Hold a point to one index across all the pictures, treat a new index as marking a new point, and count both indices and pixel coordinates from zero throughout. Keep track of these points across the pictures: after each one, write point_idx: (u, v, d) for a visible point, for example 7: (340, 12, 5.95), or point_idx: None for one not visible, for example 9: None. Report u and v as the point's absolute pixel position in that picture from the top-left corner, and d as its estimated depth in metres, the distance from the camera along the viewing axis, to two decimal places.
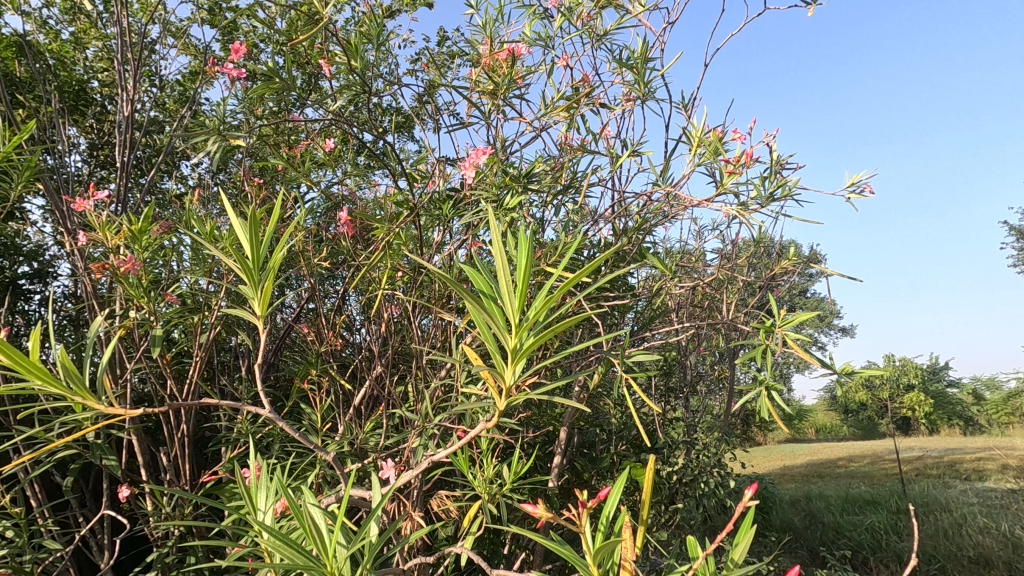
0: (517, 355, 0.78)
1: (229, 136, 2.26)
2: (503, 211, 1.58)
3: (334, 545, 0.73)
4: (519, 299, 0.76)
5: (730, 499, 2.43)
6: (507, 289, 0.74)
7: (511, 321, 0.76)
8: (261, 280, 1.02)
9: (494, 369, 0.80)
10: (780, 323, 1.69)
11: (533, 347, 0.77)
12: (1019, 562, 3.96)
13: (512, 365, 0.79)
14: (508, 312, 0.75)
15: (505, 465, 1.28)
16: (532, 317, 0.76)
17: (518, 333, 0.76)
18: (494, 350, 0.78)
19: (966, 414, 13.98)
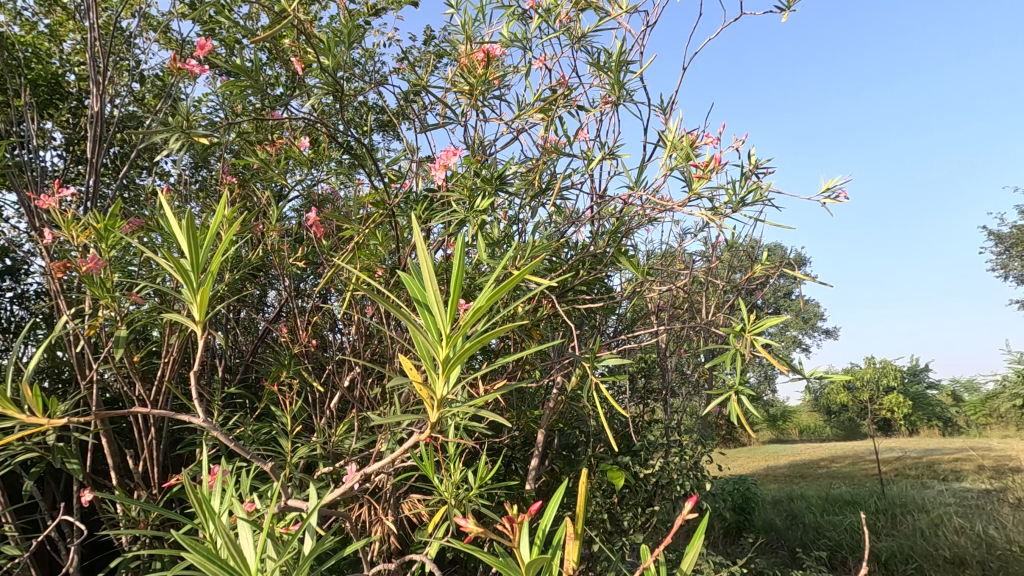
0: (448, 366, 0.75)
1: (189, 132, 2.21)
2: (477, 213, 1.57)
3: (257, 559, 0.70)
4: (450, 310, 0.72)
5: (706, 501, 2.45)
6: (436, 300, 0.71)
7: (441, 331, 0.73)
8: (200, 282, 1.02)
9: (426, 377, 0.78)
10: (749, 328, 1.72)
11: (463, 357, 0.74)
12: (992, 562, 4.02)
13: (443, 375, 0.76)
14: (438, 322, 0.72)
15: (472, 471, 1.25)
16: (462, 327, 0.73)
17: (447, 343, 0.74)
18: (425, 359, 0.76)
19: (945, 416, 14.24)
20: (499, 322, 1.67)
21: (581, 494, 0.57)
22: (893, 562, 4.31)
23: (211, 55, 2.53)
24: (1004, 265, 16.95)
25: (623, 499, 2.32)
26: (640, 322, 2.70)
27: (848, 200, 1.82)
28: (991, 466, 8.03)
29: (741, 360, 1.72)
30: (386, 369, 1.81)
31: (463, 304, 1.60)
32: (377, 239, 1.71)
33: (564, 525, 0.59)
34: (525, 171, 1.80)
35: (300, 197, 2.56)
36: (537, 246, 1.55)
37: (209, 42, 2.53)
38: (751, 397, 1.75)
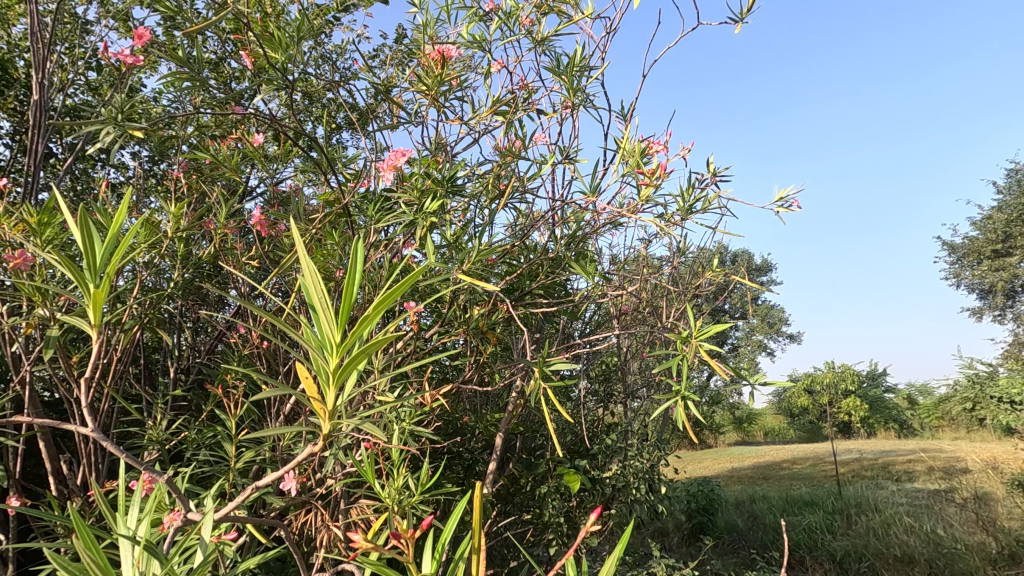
0: (338, 378, 0.67)
1: (126, 125, 2.07)
2: (428, 216, 1.55)
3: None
4: (340, 317, 0.64)
5: (662, 504, 2.48)
6: (322, 307, 0.63)
7: (330, 339, 0.65)
8: (99, 282, 0.90)
9: (317, 389, 0.70)
10: (697, 333, 1.81)
11: (354, 369, 0.66)
12: (940, 561, 4.13)
13: (335, 388, 0.69)
14: (323, 330, 0.64)
15: (415, 476, 1.21)
16: (346, 333, 0.64)
17: (331, 349, 0.65)
18: (311, 364, 0.68)
19: (900, 418, 14.78)
20: (455, 327, 1.65)
21: (474, 511, 0.53)
22: (847, 560, 4.46)
23: (148, 46, 2.44)
24: (956, 275, 17.71)
25: (580, 501, 2.36)
26: (603, 327, 2.72)
27: (799, 209, 1.87)
28: (942, 467, 8.37)
29: (688, 365, 1.79)
30: None
31: (416, 306, 1.57)
32: (333, 239, 1.67)
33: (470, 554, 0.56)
34: (483, 174, 1.79)
35: (261, 195, 2.51)
36: (488, 250, 1.55)
37: (146, 32, 2.44)
38: (698, 403, 1.78)
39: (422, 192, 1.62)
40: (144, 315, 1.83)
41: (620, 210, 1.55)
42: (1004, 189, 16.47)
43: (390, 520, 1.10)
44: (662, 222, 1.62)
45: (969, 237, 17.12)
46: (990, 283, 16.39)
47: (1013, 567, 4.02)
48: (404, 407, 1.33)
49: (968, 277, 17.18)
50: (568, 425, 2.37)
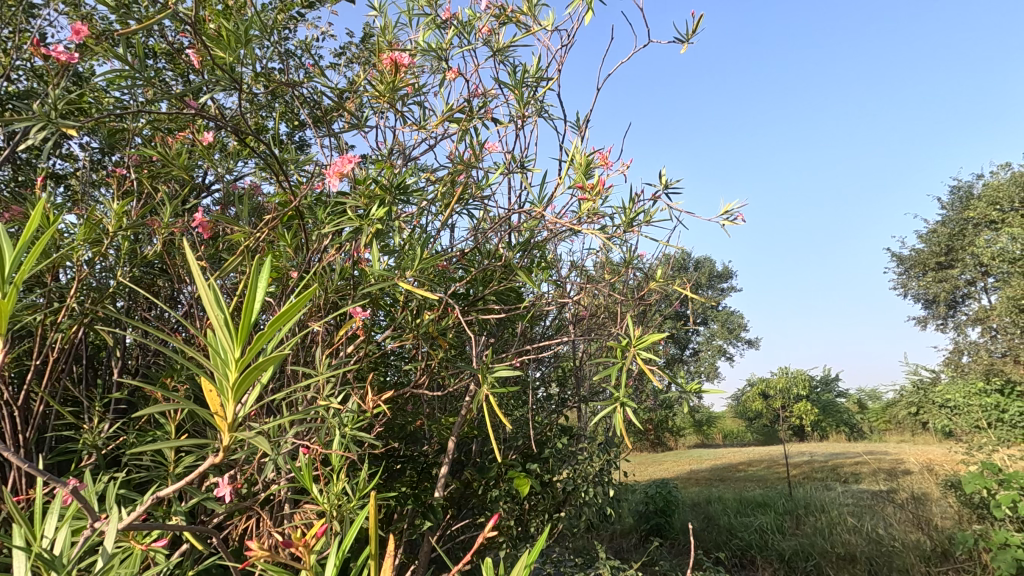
0: (236, 392, 0.68)
1: (62, 122, 1.93)
2: (374, 222, 1.55)
3: None
4: (238, 333, 0.65)
5: (611, 506, 2.54)
6: (218, 321, 0.64)
7: (227, 354, 0.66)
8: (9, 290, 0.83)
9: (218, 402, 0.70)
10: (634, 342, 1.97)
11: (252, 383, 0.67)
12: (879, 559, 4.34)
13: (234, 401, 0.69)
14: (221, 346, 0.65)
15: (355, 481, 1.21)
16: (244, 348, 0.65)
17: (228, 362, 0.66)
18: (210, 377, 0.68)
19: (850, 422, 15.42)
20: (406, 330, 1.66)
21: (371, 522, 0.55)
22: (795, 560, 4.62)
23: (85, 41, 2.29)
24: (903, 285, 18.56)
25: (532, 505, 2.39)
26: (561, 331, 2.76)
27: (743, 223, 1.94)
28: (885, 469, 8.79)
29: (625, 371, 1.94)
30: (285, 376, 1.74)
31: (363, 311, 1.56)
32: (285, 240, 1.65)
33: (367, 564, 0.58)
34: (437, 179, 1.80)
35: (217, 192, 2.46)
36: (433, 256, 1.55)
37: (83, 25, 2.27)
38: (638, 410, 1.81)
39: (369, 197, 1.62)
40: (83, 315, 1.77)
41: (564, 221, 1.59)
42: (948, 205, 17.39)
43: (326, 526, 1.10)
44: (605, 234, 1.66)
45: (916, 248, 17.98)
46: (934, 293, 17.25)
47: (946, 564, 4.24)
48: (346, 412, 1.32)
49: (915, 287, 18.02)
50: (521, 429, 2.40)
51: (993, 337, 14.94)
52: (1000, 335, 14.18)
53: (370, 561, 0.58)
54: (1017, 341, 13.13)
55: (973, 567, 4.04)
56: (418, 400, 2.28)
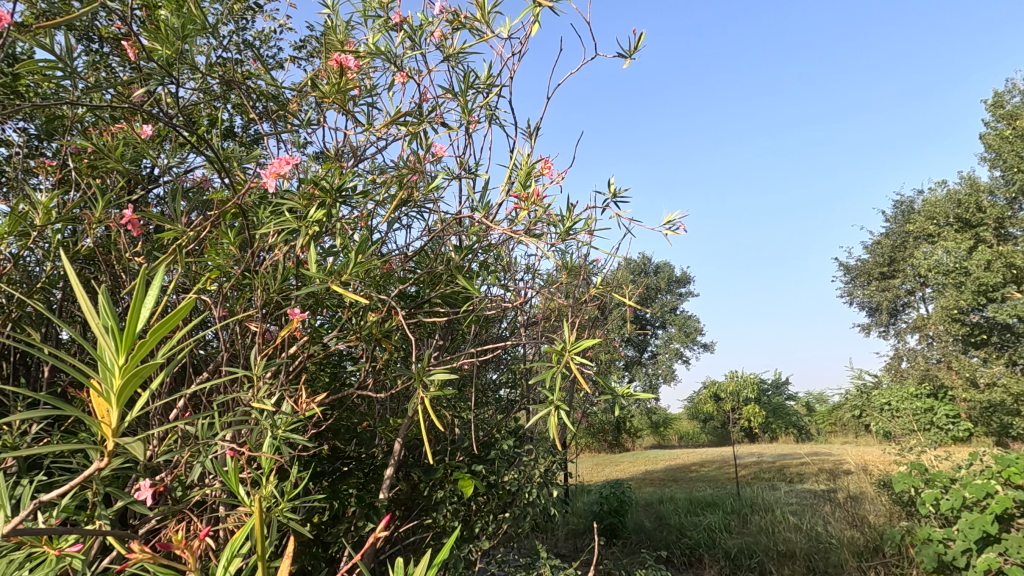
0: (120, 399, 0.68)
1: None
2: (311, 223, 1.52)
3: None
4: (121, 341, 0.66)
5: (555, 507, 2.58)
6: (99, 329, 0.65)
7: (111, 361, 0.67)
8: None
9: (105, 408, 0.70)
10: (570, 348, 2.02)
11: (135, 390, 0.67)
12: (816, 555, 4.53)
13: (118, 406, 0.69)
14: (104, 354, 0.66)
15: (284, 484, 1.20)
16: (127, 353, 0.66)
17: (110, 368, 0.66)
18: (91, 383, 0.68)
19: (797, 425, 16.05)
20: (346, 334, 1.66)
21: (259, 529, 0.56)
22: (740, 557, 4.78)
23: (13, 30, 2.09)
24: (849, 293, 19.45)
25: (478, 505, 2.42)
26: (514, 333, 2.79)
27: (683, 235, 2.01)
28: (827, 469, 9.20)
29: (562, 375, 1.99)
30: (224, 377, 1.71)
31: (299, 312, 1.54)
32: (227, 239, 1.62)
33: (257, 568, 0.59)
34: (384, 181, 1.81)
35: (162, 185, 2.38)
36: (371, 260, 1.54)
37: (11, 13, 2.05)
38: (572, 413, 1.85)
39: (308, 197, 1.59)
40: (6, 312, 1.69)
41: (500, 227, 1.63)
42: (891, 218, 18.33)
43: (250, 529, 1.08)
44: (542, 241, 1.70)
45: (862, 258, 18.85)
46: (877, 301, 18.14)
47: (875, 559, 4.45)
48: (278, 414, 1.31)
49: (860, 295, 18.89)
50: (468, 431, 2.42)
51: (929, 343, 15.80)
52: (934, 342, 15.01)
53: (259, 564, 0.59)
54: (950, 347, 13.92)
55: (900, 562, 4.27)
56: (367, 401, 2.27)
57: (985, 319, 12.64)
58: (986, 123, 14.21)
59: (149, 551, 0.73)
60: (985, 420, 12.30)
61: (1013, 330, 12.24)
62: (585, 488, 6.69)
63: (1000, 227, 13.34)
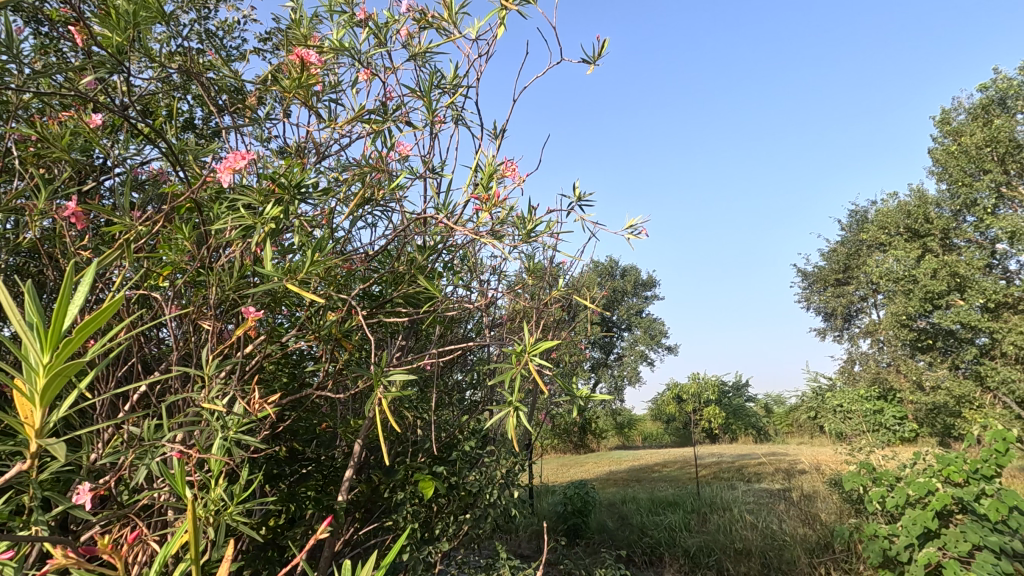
0: (45, 400, 0.65)
1: None
2: (267, 220, 1.48)
3: None
4: (46, 338, 0.64)
5: (516, 508, 2.58)
6: (19, 327, 0.62)
7: (34, 361, 0.64)
8: None
9: (28, 409, 0.67)
10: (529, 349, 2.03)
11: (59, 389, 0.64)
12: (771, 553, 4.66)
13: (40, 406, 0.66)
14: (27, 354, 0.63)
15: (233, 486, 1.17)
16: (51, 352, 0.63)
17: (33, 368, 0.63)
18: (12, 382, 0.65)
19: (756, 426, 16.51)
20: (303, 333, 1.62)
21: (188, 528, 0.53)
22: (699, 556, 4.88)
23: None
24: (806, 298, 20.13)
25: (439, 506, 2.41)
26: (479, 334, 2.79)
27: (644, 240, 2.05)
28: (783, 469, 9.50)
29: (521, 376, 1.99)
30: (175, 377, 1.65)
31: (252, 310, 1.51)
32: (181, 233, 1.57)
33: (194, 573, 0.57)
34: (345, 178, 1.79)
35: (114, 177, 2.29)
36: (330, 259, 1.52)
37: None
38: (530, 414, 1.85)
39: (265, 193, 1.56)
40: None
41: (460, 228, 1.63)
42: (846, 226, 19.07)
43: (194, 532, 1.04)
44: (502, 242, 1.71)
45: (818, 265, 19.54)
46: (832, 307, 18.83)
47: (826, 555, 4.61)
48: (230, 415, 1.28)
49: (816, 301, 19.58)
50: (429, 433, 2.40)
51: (880, 347, 16.48)
52: (884, 347, 15.67)
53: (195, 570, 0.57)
54: (899, 352, 14.56)
55: (849, 558, 4.43)
56: (328, 401, 2.24)
57: (931, 325, 13.27)
58: (934, 138, 14.93)
59: (75, 555, 0.72)
60: (929, 421, 12.91)
61: (957, 336, 12.89)
62: (549, 488, 6.74)
63: (945, 238, 14.04)
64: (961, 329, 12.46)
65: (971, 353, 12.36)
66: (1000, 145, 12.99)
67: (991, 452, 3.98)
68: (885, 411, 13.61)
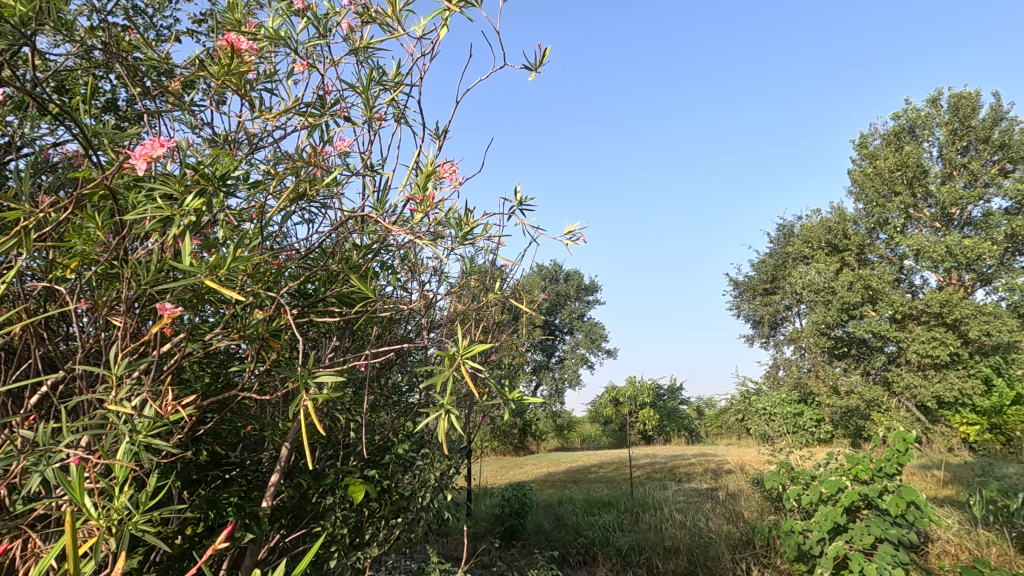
0: None
1: None
2: (187, 212, 1.39)
3: None
4: None
5: (449, 511, 2.56)
6: None
7: None
8: None
9: None
10: (462, 352, 1.99)
11: None
12: (696, 549, 4.86)
13: None
14: None
15: (141, 493, 1.09)
16: None
17: None
18: None
19: (688, 427, 17.18)
20: (227, 332, 1.55)
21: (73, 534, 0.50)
22: (630, 554, 5.02)
23: None
24: (737, 306, 21.16)
25: (370, 510, 2.36)
26: (417, 335, 2.76)
27: (581, 246, 2.09)
28: (712, 469, 9.92)
29: (452, 379, 1.95)
30: (82, 376, 1.53)
31: (169, 308, 1.42)
32: (92, 223, 1.45)
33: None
34: (277, 173, 1.73)
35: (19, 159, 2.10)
36: (256, 255, 1.46)
37: None
38: (461, 418, 1.83)
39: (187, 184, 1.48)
40: None
41: (393, 227, 1.61)
42: (774, 239, 20.21)
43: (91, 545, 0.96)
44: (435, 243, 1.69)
45: (749, 275, 20.59)
46: (760, 315, 19.89)
47: (747, 550, 4.86)
48: (139, 419, 1.22)
49: (746, 308, 20.62)
50: (360, 436, 2.34)
51: (802, 353, 17.55)
52: (806, 353, 16.71)
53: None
54: (818, 358, 15.55)
55: (768, 553, 4.69)
56: (256, 403, 2.14)
57: (847, 333, 14.27)
58: (853, 160, 16.09)
59: None
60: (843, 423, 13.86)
61: (869, 344, 13.92)
62: (488, 490, 6.75)
63: (861, 253, 15.14)
64: (873, 337, 13.46)
65: (880, 360, 13.37)
66: (909, 169, 14.15)
67: (893, 451, 4.31)
68: (805, 414, 14.50)
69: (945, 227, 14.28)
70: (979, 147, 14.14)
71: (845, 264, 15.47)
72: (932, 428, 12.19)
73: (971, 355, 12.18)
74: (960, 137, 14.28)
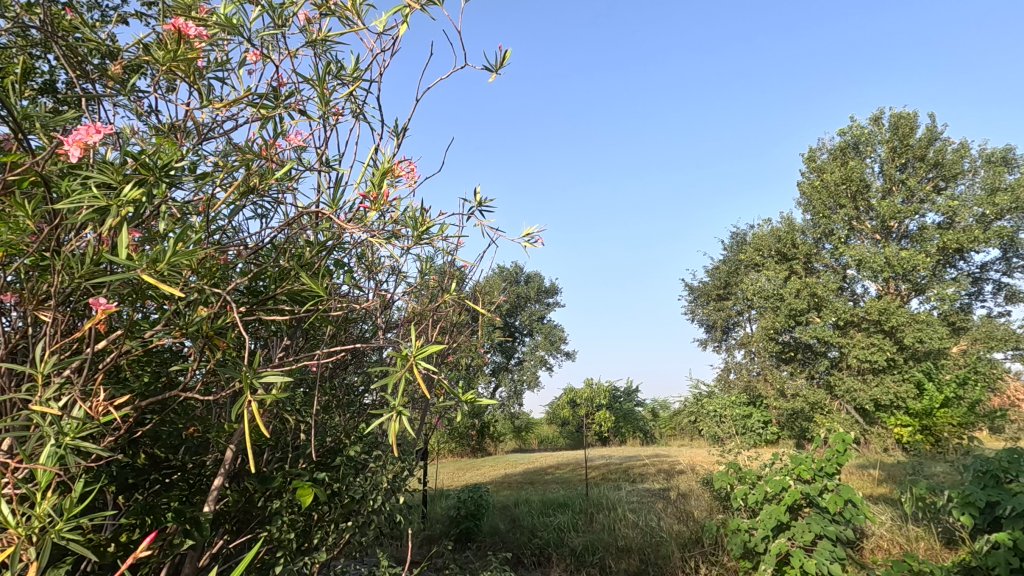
0: None
1: None
2: (123, 203, 1.32)
3: None
4: None
5: (401, 514, 2.52)
6: None
7: None
8: None
9: None
10: (417, 351, 1.97)
11: None
12: (648, 549, 4.96)
13: None
14: None
15: (66, 499, 1.03)
16: None
17: None
18: None
19: (643, 429, 17.51)
20: (167, 329, 1.48)
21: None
22: (584, 554, 5.08)
23: None
24: (692, 311, 21.74)
25: (320, 514, 2.30)
26: (373, 335, 2.71)
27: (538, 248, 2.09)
28: (665, 469, 10.14)
29: (405, 380, 1.92)
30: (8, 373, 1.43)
31: (104, 303, 1.35)
32: (22, 211, 1.36)
33: None
34: (225, 165, 1.67)
35: None
36: (199, 250, 1.39)
37: None
38: (414, 419, 1.81)
39: (126, 174, 1.41)
40: None
41: (344, 224, 1.57)
42: (728, 247, 20.88)
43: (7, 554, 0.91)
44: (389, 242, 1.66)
45: (704, 280, 21.19)
46: (713, 320, 20.49)
47: (696, 549, 4.99)
48: (67, 420, 1.15)
49: (700, 313, 21.21)
50: (310, 438, 2.28)
51: (752, 358, 18.17)
52: (755, 357, 17.32)
53: None
54: (767, 362, 16.15)
55: (716, 551, 4.82)
56: (200, 403, 2.06)
57: (794, 339, 14.88)
58: (802, 173, 16.80)
59: None
60: None
61: (813, 349, 14.54)
62: (444, 492, 6.71)
63: (807, 262, 15.82)
64: (818, 343, 14.07)
65: (824, 364, 13.99)
66: (852, 183, 14.89)
67: (833, 452, 4.50)
68: (753, 416, 15.02)
69: (885, 239, 15.07)
70: (916, 165, 15.00)
71: (793, 272, 16.13)
72: (869, 429, 12.82)
73: (906, 360, 12.88)
74: (899, 155, 15.12)
